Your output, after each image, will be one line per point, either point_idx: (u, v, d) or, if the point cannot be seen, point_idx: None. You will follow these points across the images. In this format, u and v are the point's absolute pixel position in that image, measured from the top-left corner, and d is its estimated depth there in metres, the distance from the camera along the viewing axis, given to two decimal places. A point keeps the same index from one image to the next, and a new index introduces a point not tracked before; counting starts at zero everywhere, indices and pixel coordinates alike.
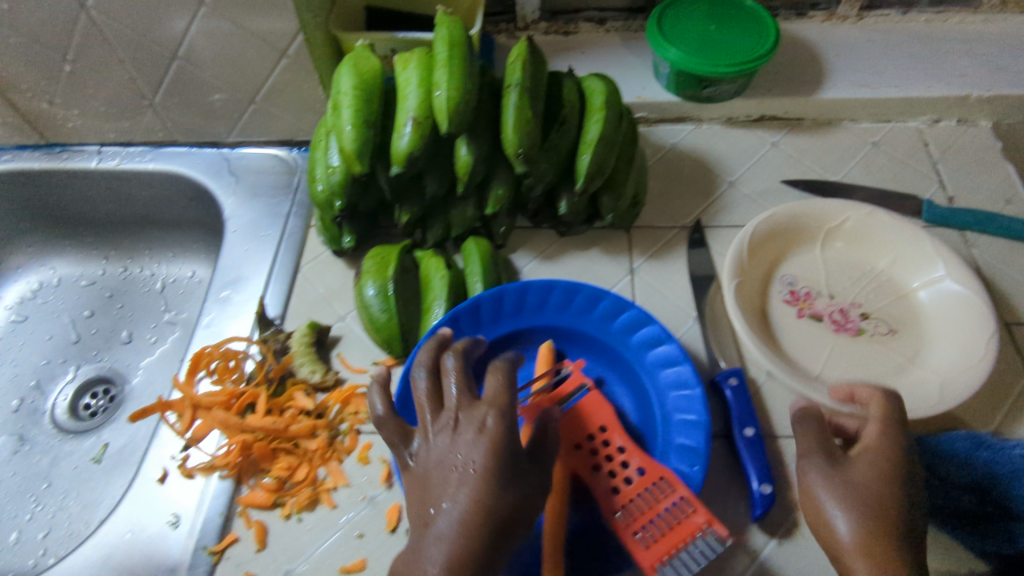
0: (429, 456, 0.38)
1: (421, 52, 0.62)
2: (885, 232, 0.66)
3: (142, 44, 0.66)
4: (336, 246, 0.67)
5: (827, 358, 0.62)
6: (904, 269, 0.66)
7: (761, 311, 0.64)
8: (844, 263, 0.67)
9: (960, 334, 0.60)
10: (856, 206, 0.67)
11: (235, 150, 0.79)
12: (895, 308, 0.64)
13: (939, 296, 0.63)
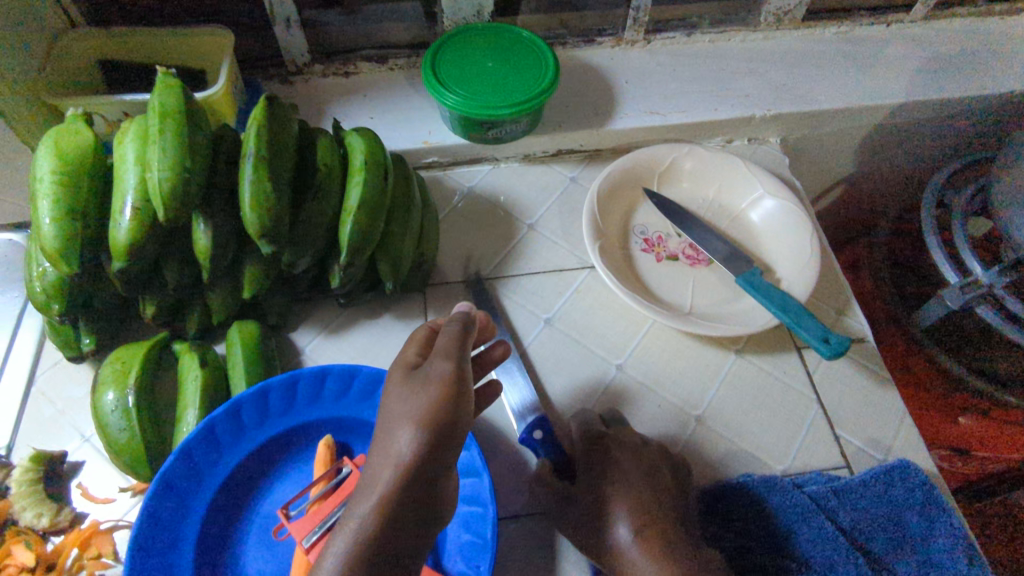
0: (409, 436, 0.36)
1: (140, 122, 0.54)
2: (711, 164, 0.70)
3: None
4: (74, 351, 0.57)
5: (692, 291, 0.65)
6: (730, 194, 0.70)
7: (627, 266, 0.66)
8: (684, 201, 0.71)
9: (790, 237, 0.65)
10: (677, 147, 0.70)
11: None
12: (735, 230, 0.69)
13: (766, 213, 0.68)
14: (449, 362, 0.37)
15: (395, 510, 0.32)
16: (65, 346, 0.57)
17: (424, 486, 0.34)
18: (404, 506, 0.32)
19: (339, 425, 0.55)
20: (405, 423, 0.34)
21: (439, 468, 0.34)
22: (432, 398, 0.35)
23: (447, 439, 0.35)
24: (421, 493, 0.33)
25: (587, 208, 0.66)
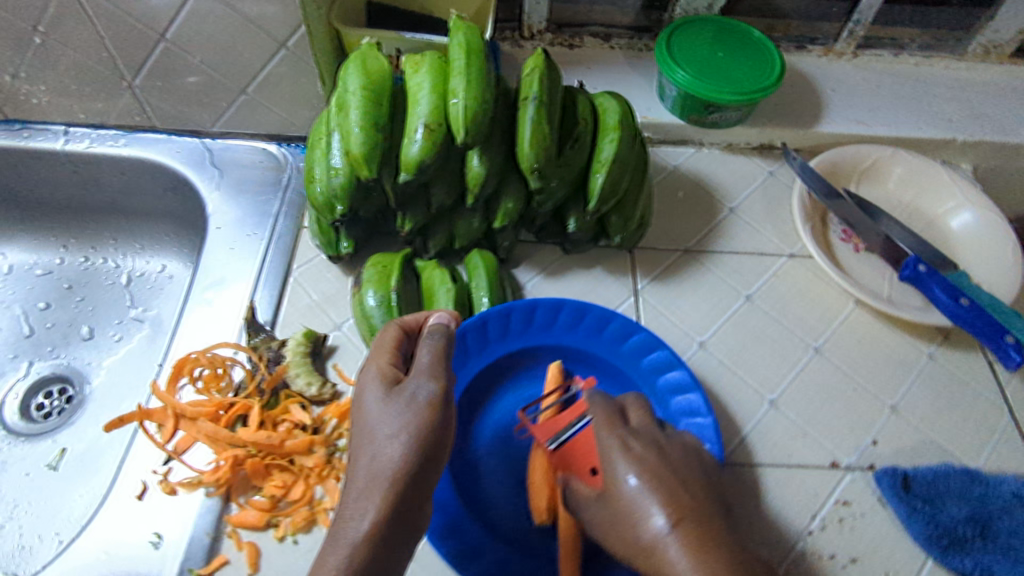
0: (379, 417, 0.46)
1: (433, 57, 0.60)
2: (914, 167, 0.74)
3: (126, 23, 0.61)
4: (333, 252, 0.64)
5: (889, 283, 0.69)
6: (930, 198, 0.73)
7: (829, 250, 0.70)
8: (883, 199, 0.74)
9: (990, 245, 0.68)
10: (882, 148, 0.74)
11: (220, 141, 0.73)
12: (931, 233, 0.72)
13: (967, 219, 0.71)
14: (432, 385, 0.47)
15: (393, 511, 0.43)
16: (327, 246, 0.63)
17: (412, 494, 0.44)
18: (409, 497, 0.44)
19: (566, 354, 0.60)
20: (392, 435, 0.45)
21: (426, 477, 0.45)
22: (419, 421, 0.45)
23: (443, 446, 0.46)
24: (404, 511, 0.43)
25: (796, 196, 0.71)
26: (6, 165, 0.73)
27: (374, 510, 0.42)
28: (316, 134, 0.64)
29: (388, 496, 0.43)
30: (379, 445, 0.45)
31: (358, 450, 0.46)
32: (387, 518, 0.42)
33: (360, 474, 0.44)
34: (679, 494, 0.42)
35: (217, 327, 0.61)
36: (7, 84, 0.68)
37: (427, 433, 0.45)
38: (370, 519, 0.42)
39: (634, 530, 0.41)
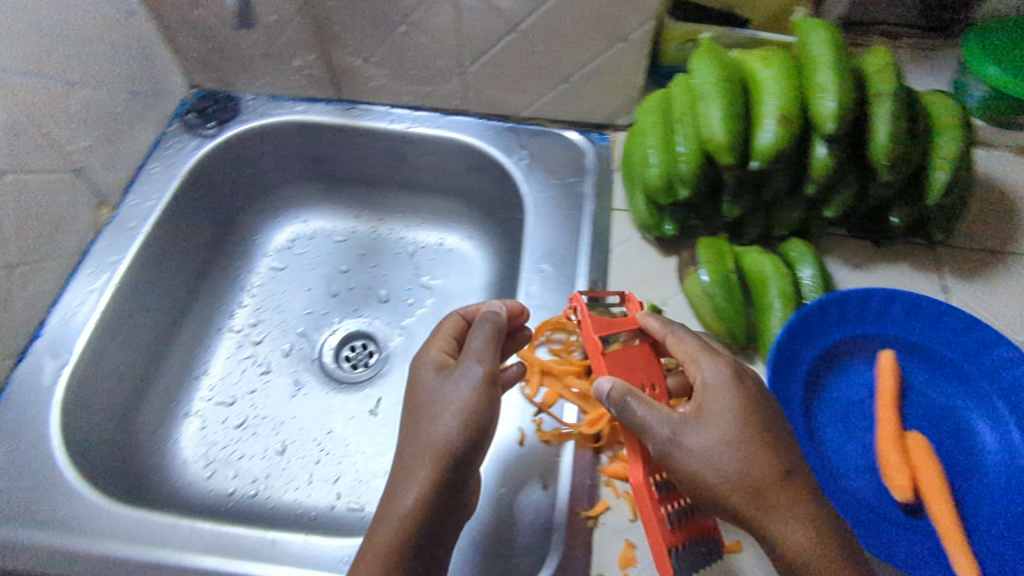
0: (437, 394, 0.50)
1: (779, 53, 0.63)
2: None
3: (490, 15, 0.66)
4: (658, 234, 0.68)
5: None
6: None
7: None
8: None
9: None
10: None
11: (525, 126, 0.79)
12: None
13: None
14: (478, 367, 0.50)
15: (433, 492, 0.47)
16: (650, 229, 0.68)
17: (458, 468, 0.47)
18: (452, 475, 0.47)
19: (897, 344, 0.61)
20: (440, 417, 0.48)
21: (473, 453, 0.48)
22: (467, 402, 0.49)
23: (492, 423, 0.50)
24: (448, 492, 0.47)
25: None
26: (329, 141, 0.81)
27: (419, 485, 0.47)
28: (649, 123, 0.68)
29: (422, 483, 0.47)
30: (440, 426, 0.48)
31: (412, 424, 0.50)
32: (421, 500, 0.47)
33: (414, 450, 0.48)
34: (759, 455, 0.44)
35: (557, 297, 0.66)
36: (354, 67, 0.75)
37: (477, 412, 0.48)
38: (409, 499, 0.47)
39: (689, 462, 0.44)
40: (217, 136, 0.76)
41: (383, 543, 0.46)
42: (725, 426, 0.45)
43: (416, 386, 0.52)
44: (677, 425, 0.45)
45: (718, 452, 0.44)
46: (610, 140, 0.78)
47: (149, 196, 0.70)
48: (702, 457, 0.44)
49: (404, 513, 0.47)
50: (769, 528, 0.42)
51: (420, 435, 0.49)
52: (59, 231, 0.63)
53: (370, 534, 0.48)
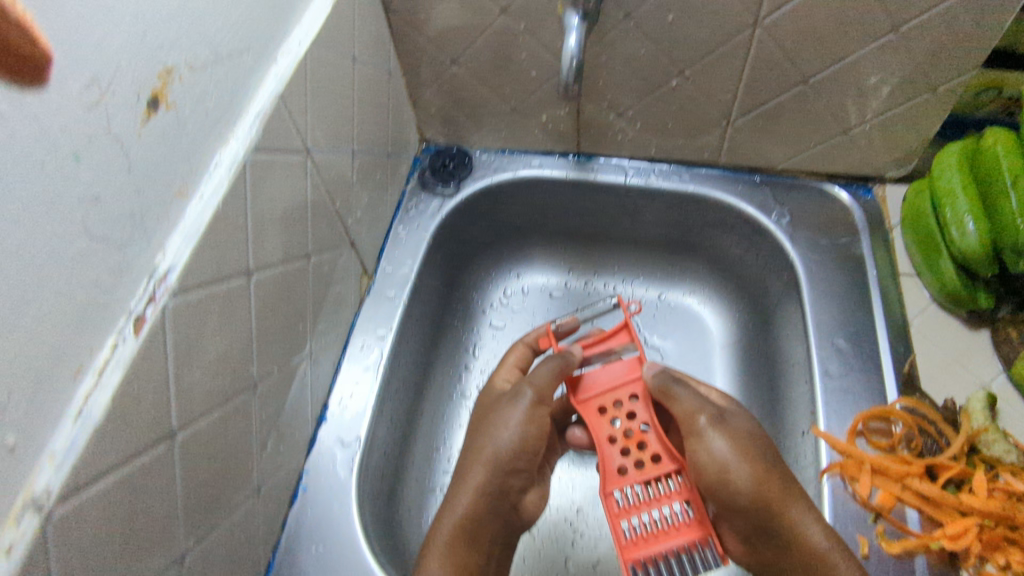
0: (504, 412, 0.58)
1: None
2: None
3: (783, 69, 0.61)
4: (968, 305, 0.61)
5: None
6: None
7: None
8: None
9: None
10: None
11: (778, 179, 0.73)
12: None
13: None
14: (531, 397, 0.58)
15: (484, 500, 0.55)
16: (961, 302, 0.61)
17: (467, 461, 0.57)
18: (495, 493, 0.56)
19: None
20: (503, 425, 0.57)
21: (518, 464, 0.56)
22: (518, 421, 0.57)
23: (528, 461, 0.57)
24: (497, 502, 0.56)
25: None
26: (561, 196, 0.76)
27: (468, 491, 0.55)
28: (959, 183, 0.61)
29: (474, 485, 0.55)
30: (499, 437, 0.56)
31: (484, 422, 0.60)
32: (479, 501, 0.55)
33: (468, 457, 0.57)
34: (770, 460, 0.53)
35: (862, 376, 0.60)
36: (603, 122, 0.70)
37: (533, 436, 0.57)
38: (464, 499, 0.55)
39: (708, 456, 0.53)
40: (456, 195, 0.73)
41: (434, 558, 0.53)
42: (740, 442, 0.53)
43: (485, 410, 0.61)
44: (707, 426, 0.54)
45: (741, 450, 0.53)
46: (875, 194, 0.71)
47: (401, 262, 0.67)
48: (720, 450, 0.53)
49: (460, 512, 0.54)
50: (790, 514, 0.51)
51: (478, 441, 0.57)
52: (336, 306, 0.60)
53: (424, 546, 0.55)
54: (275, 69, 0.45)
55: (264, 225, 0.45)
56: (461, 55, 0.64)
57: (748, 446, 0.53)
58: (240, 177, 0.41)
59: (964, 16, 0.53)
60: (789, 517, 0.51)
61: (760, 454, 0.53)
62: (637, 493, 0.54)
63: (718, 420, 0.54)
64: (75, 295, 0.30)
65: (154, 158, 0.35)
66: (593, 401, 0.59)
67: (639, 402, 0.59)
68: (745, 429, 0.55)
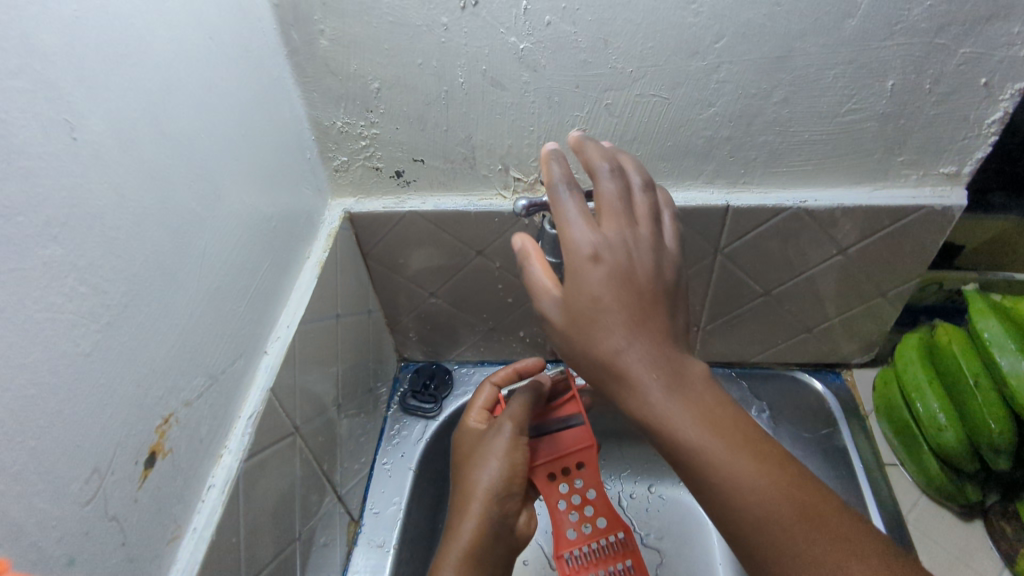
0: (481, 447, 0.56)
1: None
2: None
3: (744, 284, 0.65)
4: (960, 499, 0.62)
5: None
6: None
7: None
8: None
9: None
10: None
11: (751, 372, 0.76)
12: None
13: None
14: (509, 426, 0.55)
15: (487, 532, 0.53)
16: (953, 497, 0.62)
17: (466, 502, 0.54)
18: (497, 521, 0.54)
19: None
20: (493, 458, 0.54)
21: (512, 494, 0.54)
22: (504, 450, 0.54)
23: (523, 482, 0.55)
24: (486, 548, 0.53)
25: None
26: None
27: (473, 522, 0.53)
28: (925, 380, 0.64)
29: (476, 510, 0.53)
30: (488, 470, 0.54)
31: (467, 467, 0.56)
32: (484, 531, 0.53)
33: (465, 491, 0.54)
34: (653, 324, 0.35)
35: None
36: None
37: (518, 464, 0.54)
38: (470, 525, 0.53)
39: (586, 340, 0.35)
40: (440, 416, 0.71)
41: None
42: (609, 306, 0.34)
43: (470, 448, 0.58)
44: (688, 422, 0.35)
45: (611, 323, 0.35)
46: (845, 379, 0.74)
47: (389, 500, 0.65)
48: (612, 343, 0.35)
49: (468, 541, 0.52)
50: (629, 401, 0.36)
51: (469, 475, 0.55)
52: (325, 569, 0.56)
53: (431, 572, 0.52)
54: (264, 360, 0.46)
55: (257, 528, 0.43)
56: (438, 288, 0.66)
57: (659, 330, 0.35)
58: (235, 493, 0.40)
59: (902, 237, 0.59)
60: (638, 401, 0.35)
61: (664, 364, 0.35)
62: (587, 552, 0.54)
63: (604, 264, 0.34)
64: None
65: (150, 515, 0.33)
66: (542, 476, 0.55)
67: (586, 473, 0.55)
68: (654, 325, 0.35)
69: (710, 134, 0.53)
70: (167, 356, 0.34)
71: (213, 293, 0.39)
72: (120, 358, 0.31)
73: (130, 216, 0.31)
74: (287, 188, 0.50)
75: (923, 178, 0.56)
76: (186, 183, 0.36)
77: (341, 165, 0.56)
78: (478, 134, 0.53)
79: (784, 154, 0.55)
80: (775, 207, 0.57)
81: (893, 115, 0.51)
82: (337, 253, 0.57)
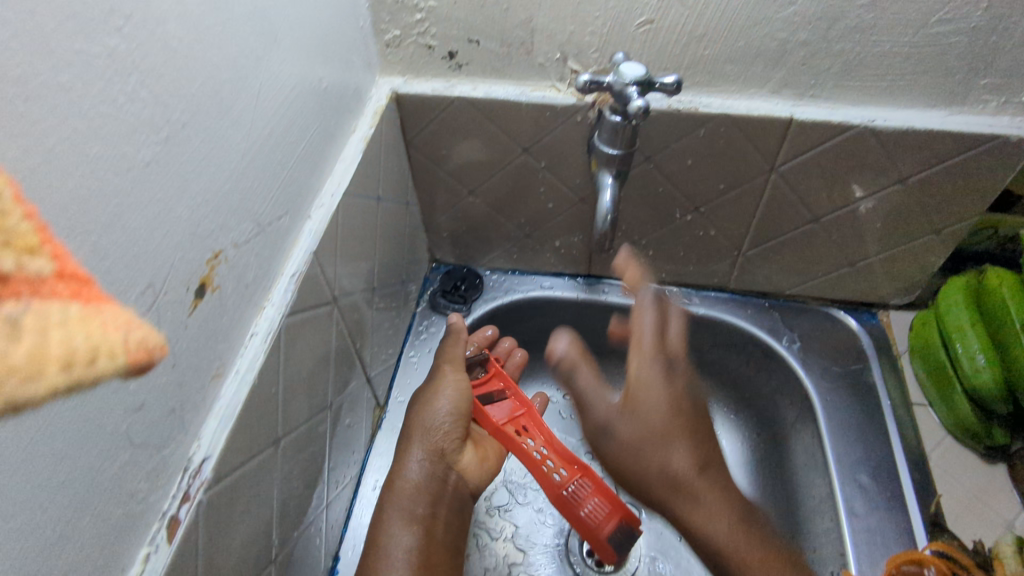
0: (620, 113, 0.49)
1: None
2: None
3: (795, 208, 0.63)
4: (986, 443, 0.61)
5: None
6: None
7: None
8: None
9: None
10: None
11: (784, 304, 0.75)
12: None
13: None
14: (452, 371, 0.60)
15: (434, 462, 0.54)
16: (978, 440, 0.62)
17: (400, 457, 0.55)
18: (444, 455, 0.55)
19: None
20: (437, 399, 0.57)
21: (438, 442, 0.55)
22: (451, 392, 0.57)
23: (467, 424, 0.58)
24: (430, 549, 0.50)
25: None
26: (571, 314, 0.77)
27: (436, 416, 0.56)
28: (968, 321, 0.62)
29: (420, 450, 0.55)
30: (433, 410, 0.56)
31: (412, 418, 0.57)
32: (429, 474, 0.54)
33: (410, 423, 0.57)
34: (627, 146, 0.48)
35: (889, 514, 0.59)
36: (617, 247, 0.71)
37: (466, 400, 0.58)
38: (414, 462, 0.54)
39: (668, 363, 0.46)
40: (468, 317, 0.72)
41: (395, 521, 0.51)
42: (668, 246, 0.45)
43: (416, 396, 0.59)
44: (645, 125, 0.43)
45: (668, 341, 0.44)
46: (879, 319, 0.73)
47: (413, 392, 0.66)
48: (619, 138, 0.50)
49: (411, 480, 0.53)
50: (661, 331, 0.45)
51: (420, 410, 0.57)
52: (349, 446, 0.58)
53: (375, 522, 0.52)
54: (309, 224, 0.45)
55: (294, 385, 0.43)
56: (479, 186, 0.65)
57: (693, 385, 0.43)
58: (276, 344, 0.40)
59: (972, 169, 0.56)
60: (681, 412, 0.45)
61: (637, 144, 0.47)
62: (581, 486, 0.57)
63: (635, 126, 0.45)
64: (108, 511, 0.28)
65: (198, 345, 0.33)
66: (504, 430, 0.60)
67: (534, 433, 0.60)
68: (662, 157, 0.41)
69: (785, 36, 0.50)
70: (220, 191, 0.34)
71: (265, 141, 0.38)
72: (174, 177, 0.30)
73: (190, 32, 0.30)
74: (340, 55, 0.48)
75: (1004, 104, 0.53)
76: (245, 14, 0.34)
77: (393, 40, 0.54)
78: (540, 16, 0.51)
79: (859, 65, 0.52)
80: (841, 124, 0.54)
81: (987, 29, 0.47)
82: (383, 133, 0.56)
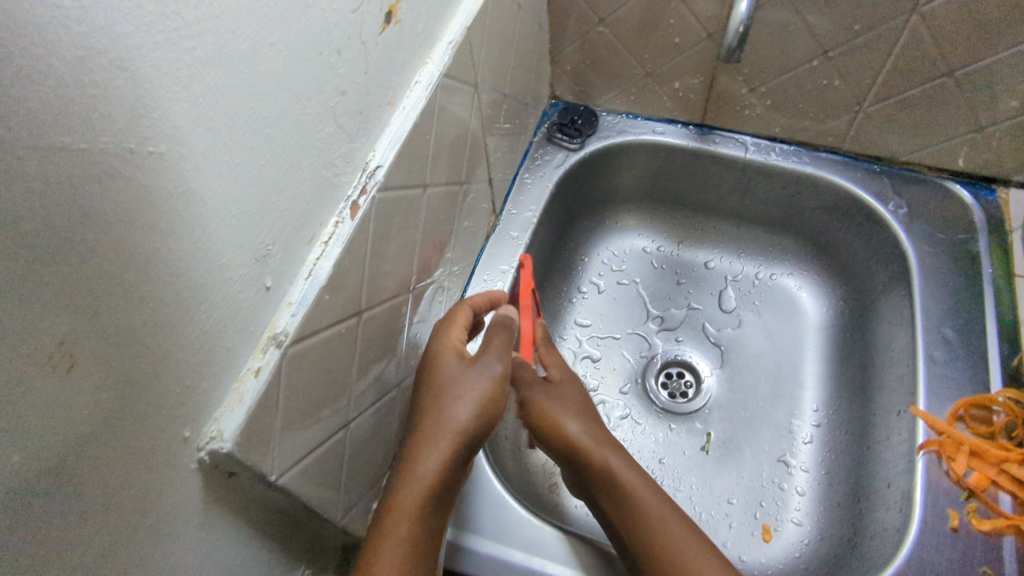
0: None
1: None
2: None
3: (930, 58, 0.62)
4: None
5: None
6: None
7: None
8: None
9: None
10: None
11: (898, 172, 0.74)
12: None
13: None
14: (499, 360, 0.50)
15: (452, 465, 0.45)
16: None
17: (420, 442, 0.45)
18: (462, 458, 0.46)
19: None
20: (467, 399, 0.46)
21: (471, 436, 0.47)
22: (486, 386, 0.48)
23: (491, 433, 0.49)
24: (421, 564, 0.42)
25: None
26: (678, 163, 0.80)
27: (465, 411, 0.46)
28: None
29: (445, 449, 0.45)
30: (459, 405, 0.46)
31: (432, 398, 0.47)
32: (445, 482, 0.44)
33: (425, 420, 0.46)
34: None
35: (967, 364, 0.61)
36: (734, 95, 0.73)
37: (493, 407, 0.48)
38: (434, 465, 0.44)
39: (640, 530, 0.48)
40: (580, 151, 0.77)
41: (394, 559, 0.41)
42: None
43: (442, 374, 0.48)
44: None
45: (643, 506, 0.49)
46: (999, 196, 0.71)
47: (525, 208, 0.73)
48: None
49: (402, 541, 0.41)
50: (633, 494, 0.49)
51: (441, 407, 0.46)
52: (470, 236, 0.65)
53: (374, 534, 0.42)
54: (465, 4, 0.50)
55: (440, 145, 0.50)
56: (609, 15, 0.68)
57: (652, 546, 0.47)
58: (435, 96, 0.46)
59: None
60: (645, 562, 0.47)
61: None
62: None
63: None
64: (318, 168, 0.35)
65: (382, 66, 0.40)
66: None
67: None
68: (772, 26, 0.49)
69: None
70: None
71: None
72: None
73: None
74: None
75: None
76: None
77: None
78: None
79: None
80: None
81: None
82: None
